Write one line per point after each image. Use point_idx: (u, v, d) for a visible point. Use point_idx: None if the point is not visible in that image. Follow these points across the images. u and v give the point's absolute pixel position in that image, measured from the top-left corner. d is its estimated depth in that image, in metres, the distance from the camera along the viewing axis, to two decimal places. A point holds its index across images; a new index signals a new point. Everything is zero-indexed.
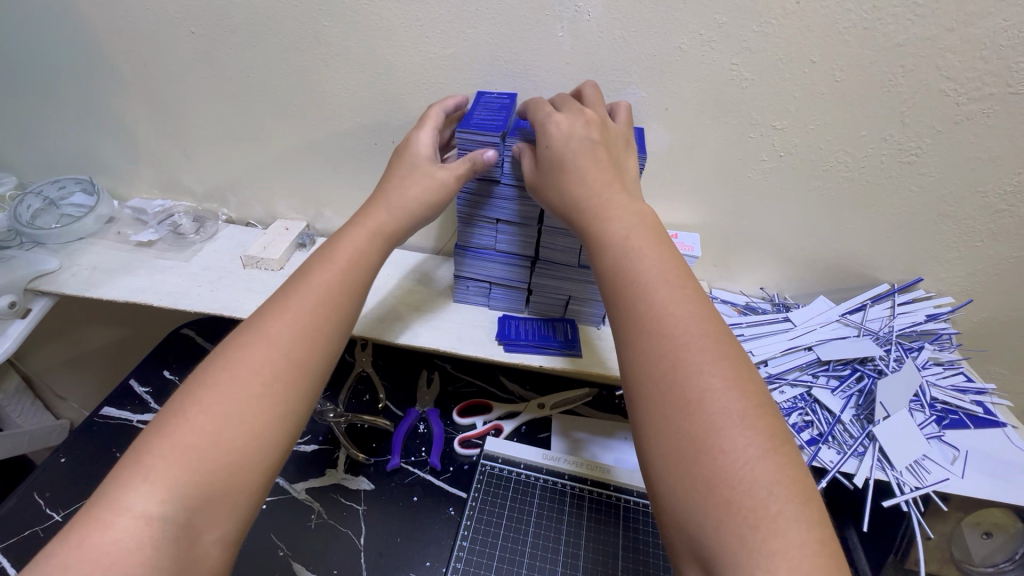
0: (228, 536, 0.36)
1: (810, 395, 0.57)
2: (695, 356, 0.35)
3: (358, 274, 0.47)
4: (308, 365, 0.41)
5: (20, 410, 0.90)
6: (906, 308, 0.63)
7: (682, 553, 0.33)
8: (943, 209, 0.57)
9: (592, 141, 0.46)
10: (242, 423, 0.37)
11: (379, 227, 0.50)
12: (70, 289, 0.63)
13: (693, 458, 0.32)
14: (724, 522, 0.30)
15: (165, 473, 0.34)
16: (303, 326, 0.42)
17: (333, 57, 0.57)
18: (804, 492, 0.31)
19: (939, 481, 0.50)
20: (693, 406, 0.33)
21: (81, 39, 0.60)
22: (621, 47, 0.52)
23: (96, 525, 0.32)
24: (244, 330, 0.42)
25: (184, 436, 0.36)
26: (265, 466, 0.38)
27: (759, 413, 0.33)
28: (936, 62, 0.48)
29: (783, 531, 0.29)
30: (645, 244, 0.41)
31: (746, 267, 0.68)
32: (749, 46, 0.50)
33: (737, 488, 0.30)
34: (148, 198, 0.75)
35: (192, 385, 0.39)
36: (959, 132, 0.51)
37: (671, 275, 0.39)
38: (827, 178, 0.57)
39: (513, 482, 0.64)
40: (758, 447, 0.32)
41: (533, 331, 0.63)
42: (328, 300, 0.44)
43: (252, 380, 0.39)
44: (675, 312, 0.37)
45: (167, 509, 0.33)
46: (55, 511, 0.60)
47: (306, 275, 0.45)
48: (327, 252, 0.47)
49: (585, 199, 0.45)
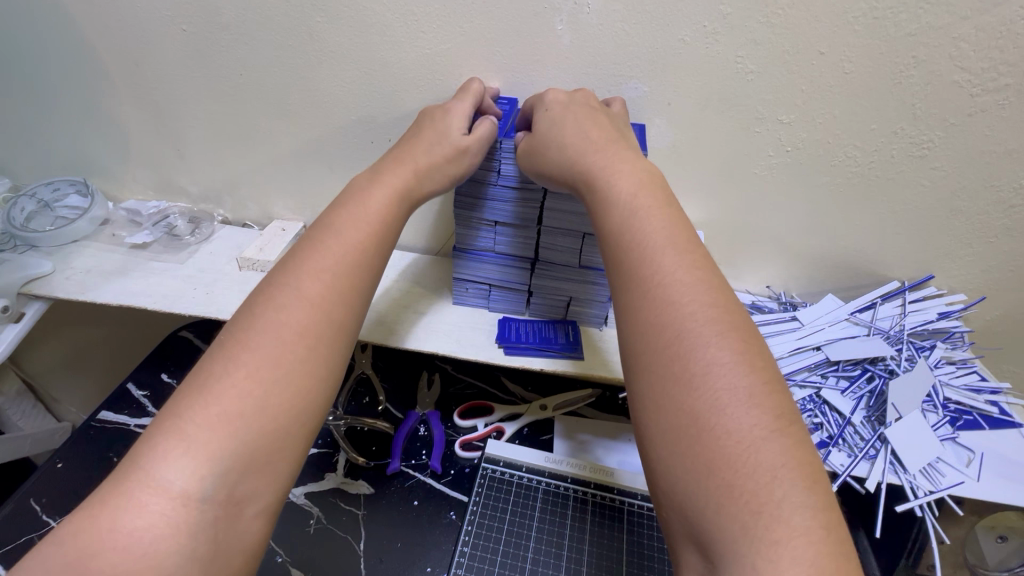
0: (267, 509, 0.35)
1: (819, 396, 0.55)
2: (702, 327, 0.34)
3: (386, 236, 0.46)
4: (340, 328, 0.40)
5: (21, 411, 0.89)
6: (917, 306, 0.61)
7: (679, 536, 0.32)
8: (956, 204, 0.55)
9: (591, 107, 0.48)
10: (283, 388, 0.36)
11: (405, 186, 0.47)
12: (64, 293, 0.62)
13: (693, 436, 0.31)
14: (724, 506, 0.29)
15: (206, 446, 0.33)
16: (335, 287, 0.41)
17: (327, 54, 0.56)
18: (810, 477, 0.29)
19: (954, 485, 0.49)
20: (697, 381, 0.32)
21: (71, 38, 0.59)
22: (622, 39, 0.50)
23: (134, 502, 0.31)
24: (272, 289, 0.40)
25: (224, 404, 0.34)
26: (302, 433, 0.37)
27: (768, 392, 0.32)
28: (950, 52, 0.46)
29: (786, 518, 0.28)
30: (653, 207, 0.40)
31: (751, 265, 0.67)
32: (755, 38, 0.48)
33: (739, 472, 0.29)
34: (142, 200, 0.74)
35: (221, 348, 0.37)
36: (973, 125, 0.50)
37: (679, 242, 0.38)
38: (836, 173, 0.55)
39: (514, 486, 0.63)
40: (764, 427, 0.30)
41: (533, 333, 0.62)
42: (358, 262, 0.43)
43: (289, 347, 0.37)
44: (683, 280, 0.36)
45: (206, 486, 0.32)
46: (52, 517, 0.60)
47: (335, 231, 0.43)
48: (353, 207, 0.45)
49: (586, 153, 0.44)
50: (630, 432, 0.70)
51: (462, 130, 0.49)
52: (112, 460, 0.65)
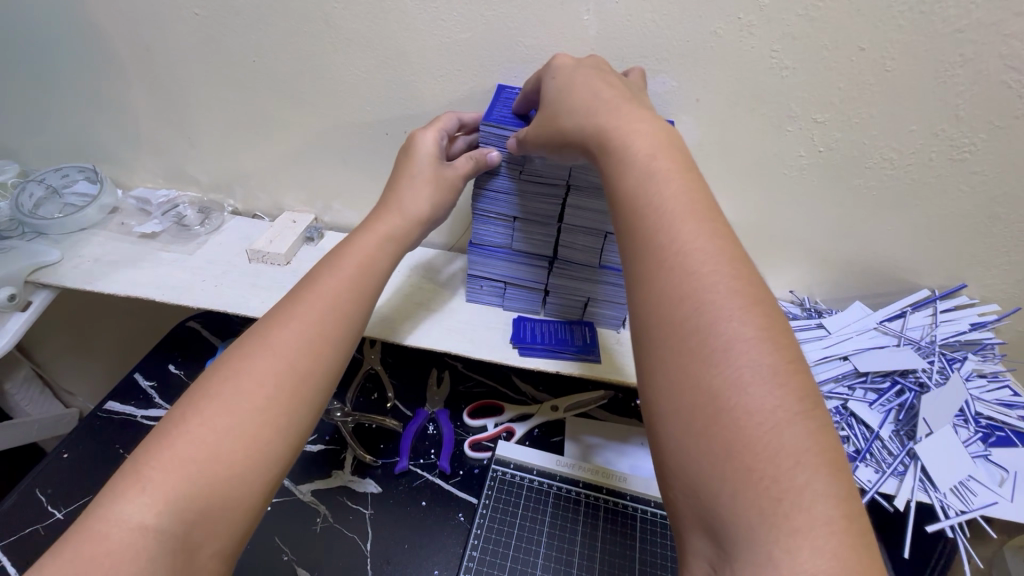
0: (226, 548, 0.33)
1: (846, 408, 0.53)
2: (722, 301, 0.31)
3: (367, 284, 0.45)
4: (310, 376, 0.39)
5: (27, 397, 0.89)
6: (949, 315, 0.59)
7: (690, 520, 0.30)
8: (995, 210, 0.53)
9: (603, 69, 0.45)
10: (241, 432, 0.35)
11: (390, 234, 0.49)
12: (71, 282, 0.61)
13: (711, 416, 0.29)
14: (741, 491, 0.27)
15: (163, 484, 0.32)
16: (306, 334, 0.40)
17: (343, 42, 0.54)
18: (836, 464, 0.27)
19: (985, 505, 0.47)
20: (717, 357, 0.30)
21: (82, 21, 0.58)
22: (651, 31, 0.48)
23: (91, 536, 0.30)
24: (247, 338, 0.40)
25: (183, 445, 0.33)
26: (262, 477, 0.35)
27: (792, 370, 0.29)
28: (1000, 50, 0.43)
29: (809, 506, 0.26)
30: (672, 172, 0.37)
31: (774, 269, 0.65)
32: (793, 32, 0.46)
33: (760, 455, 0.27)
34: (152, 188, 0.73)
35: (193, 391, 0.37)
36: (1019, 128, 0.47)
37: (698, 210, 0.35)
38: (870, 176, 0.53)
39: (525, 490, 0.61)
40: (787, 409, 0.28)
41: (549, 334, 0.60)
42: (336, 310, 0.42)
43: (254, 392, 0.36)
44: (704, 250, 0.33)
45: (164, 521, 0.31)
46: (56, 509, 0.59)
47: (316, 281, 0.43)
48: (337, 259, 0.46)
49: (600, 117, 0.41)
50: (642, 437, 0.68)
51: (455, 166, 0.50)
52: (118, 452, 0.65)
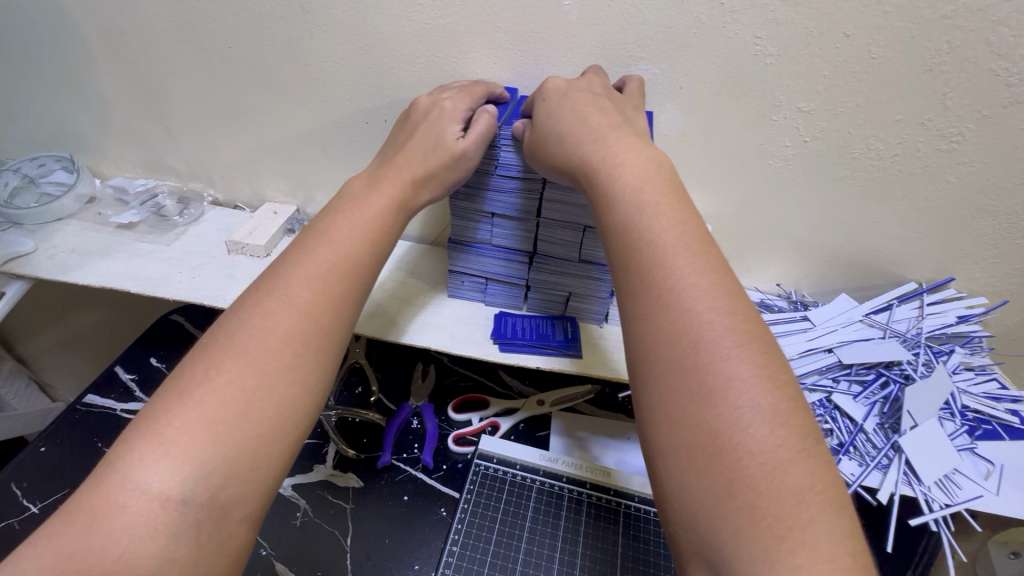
0: (246, 518, 0.33)
1: (830, 401, 0.53)
2: (719, 337, 0.30)
3: (383, 243, 0.43)
4: (332, 334, 0.38)
5: (15, 391, 0.90)
6: (935, 308, 0.58)
7: (687, 553, 0.29)
8: (983, 202, 0.52)
9: (595, 94, 0.44)
10: (267, 394, 0.34)
11: (403, 198, 0.46)
12: (46, 272, 0.60)
13: (712, 454, 0.28)
14: (744, 528, 0.26)
15: (188, 450, 0.31)
16: (327, 290, 0.38)
17: (320, 27, 0.53)
18: (837, 499, 0.27)
19: (970, 498, 0.47)
20: (716, 397, 0.29)
21: (52, 5, 0.56)
22: (633, 18, 0.47)
23: (109, 506, 0.29)
24: (263, 291, 0.38)
25: (206, 407, 0.32)
26: (288, 439, 0.34)
27: (793, 409, 0.29)
28: (987, 37, 0.43)
29: (813, 545, 0.25)
30: (664, 202, 0.36)
31: (760, 262, 0.64)
32: (777, 18, 0.45)
33: (763, 495, 0.26)
34: (131, 177, 0.72)
35: (211, 346, 0.35)
36: (1006, 118, 0.46)
37: (694, 242, 0.35)
38: (855, 166, 0.52)
39: (507, 484, 0.60)
40: (789, 449, 0.27)
41: (530, 329, 0.59)
42: (354, 265, 0.40)
43: (278, 351, 0.35)
44: (697, 285, 0.32)
45: (186, 490, 0.30)
46: (32, 502, 0.58)
47: (332, 234, 0.41)
48: (353, 210, 0.43)
49: (590, 140, 0.41)
50: (629, 432, 0.67)
51: (457, 131, 0.47)
52: (96, 445, 0.64)
